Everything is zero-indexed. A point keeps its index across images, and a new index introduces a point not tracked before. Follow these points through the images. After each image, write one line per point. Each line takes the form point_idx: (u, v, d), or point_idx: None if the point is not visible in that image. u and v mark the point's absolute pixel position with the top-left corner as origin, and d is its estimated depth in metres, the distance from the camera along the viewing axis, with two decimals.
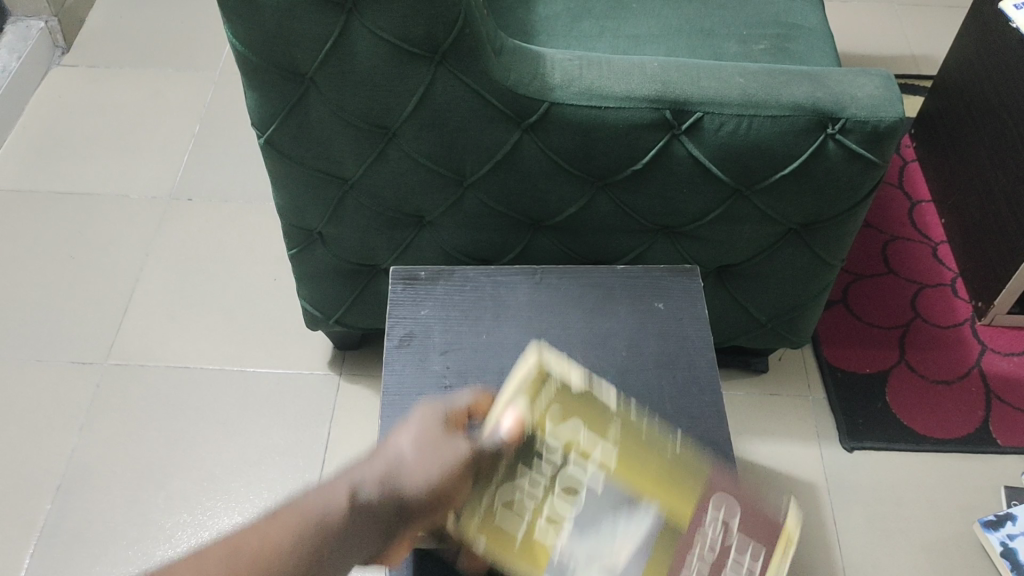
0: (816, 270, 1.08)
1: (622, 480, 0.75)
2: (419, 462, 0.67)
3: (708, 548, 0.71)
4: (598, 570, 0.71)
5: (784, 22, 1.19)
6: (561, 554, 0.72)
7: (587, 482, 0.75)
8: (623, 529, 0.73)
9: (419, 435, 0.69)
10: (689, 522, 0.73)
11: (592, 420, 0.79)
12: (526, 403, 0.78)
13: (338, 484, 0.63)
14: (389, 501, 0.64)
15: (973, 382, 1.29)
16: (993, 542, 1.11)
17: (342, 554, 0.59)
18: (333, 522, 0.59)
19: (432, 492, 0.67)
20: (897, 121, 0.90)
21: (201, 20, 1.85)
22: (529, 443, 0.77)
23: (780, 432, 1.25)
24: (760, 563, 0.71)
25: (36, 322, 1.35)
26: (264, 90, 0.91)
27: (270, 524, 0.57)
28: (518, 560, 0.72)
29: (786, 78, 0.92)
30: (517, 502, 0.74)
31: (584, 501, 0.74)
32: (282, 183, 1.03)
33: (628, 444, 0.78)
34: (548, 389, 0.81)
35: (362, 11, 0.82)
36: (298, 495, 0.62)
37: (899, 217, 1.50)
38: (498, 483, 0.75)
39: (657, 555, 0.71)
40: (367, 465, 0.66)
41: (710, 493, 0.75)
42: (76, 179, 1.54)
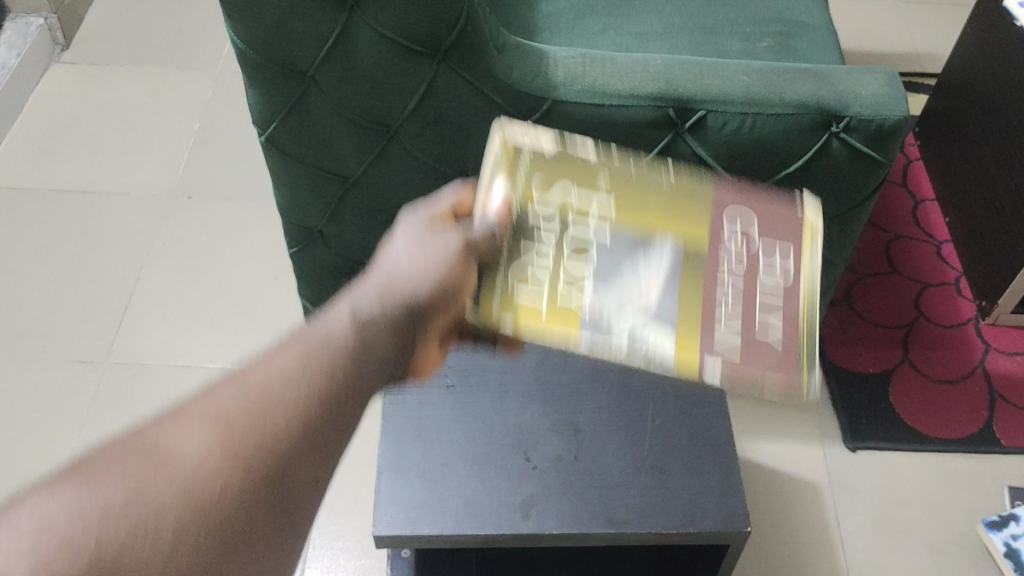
0: (820, 270, 1.07)
1: (625, 216, 0.65)
2: (416, 255, 0.62)
3: (736, 251, 0.66)
4: (638, 314, 0.62)
5: (789, 20, 1.18)
6: (594, 305, 0.62)
7: (591, 229, 0.64)
8: (645, 270, 0.63)
9: (408, 237, 0.64)
10: (712, 233, 0.66)
11: (575, 171, 0.67)
12: (506, 174, 0.66)
13: (337, 309, 0.56)
14: (407, 301, 0.59)
15: (977, 381, 1.28)
16: (997, 542, 1.11)
17: (375, 355, 0.54)
18: (349, 339, 0.53)
19: (446, 281, 0.61)
20: (903, 119, 0.89)
21: (201, 17, 1.84)
22: (522, 216, 0.65)
23: (783, 431, 1.24)
24: (792, 260, 0.67)
25: (37, 320, 1.34)
26: (265, 88, 0.91)
27: (269, 359, 0.49)
28: (554, 320, 0.62)
29: (791, 76, 0.91)
30: (525, 270, 0.63)
31: (599, 253, 0.64)
32: (284, 181, 1.02)
33: (622, 182, 0.67)
34: (521, 159, 0.67)
35: (363, 8, 0.81)
36: (291, 335, 0.53)
37: (902, 216, 1.49)
38: (507, 260, 0.64)
39: (689, 275, 0.64)
40: (363, 283, 0.60)
41: (718, 208, 0.68)
42: (76, 177, 1.54)
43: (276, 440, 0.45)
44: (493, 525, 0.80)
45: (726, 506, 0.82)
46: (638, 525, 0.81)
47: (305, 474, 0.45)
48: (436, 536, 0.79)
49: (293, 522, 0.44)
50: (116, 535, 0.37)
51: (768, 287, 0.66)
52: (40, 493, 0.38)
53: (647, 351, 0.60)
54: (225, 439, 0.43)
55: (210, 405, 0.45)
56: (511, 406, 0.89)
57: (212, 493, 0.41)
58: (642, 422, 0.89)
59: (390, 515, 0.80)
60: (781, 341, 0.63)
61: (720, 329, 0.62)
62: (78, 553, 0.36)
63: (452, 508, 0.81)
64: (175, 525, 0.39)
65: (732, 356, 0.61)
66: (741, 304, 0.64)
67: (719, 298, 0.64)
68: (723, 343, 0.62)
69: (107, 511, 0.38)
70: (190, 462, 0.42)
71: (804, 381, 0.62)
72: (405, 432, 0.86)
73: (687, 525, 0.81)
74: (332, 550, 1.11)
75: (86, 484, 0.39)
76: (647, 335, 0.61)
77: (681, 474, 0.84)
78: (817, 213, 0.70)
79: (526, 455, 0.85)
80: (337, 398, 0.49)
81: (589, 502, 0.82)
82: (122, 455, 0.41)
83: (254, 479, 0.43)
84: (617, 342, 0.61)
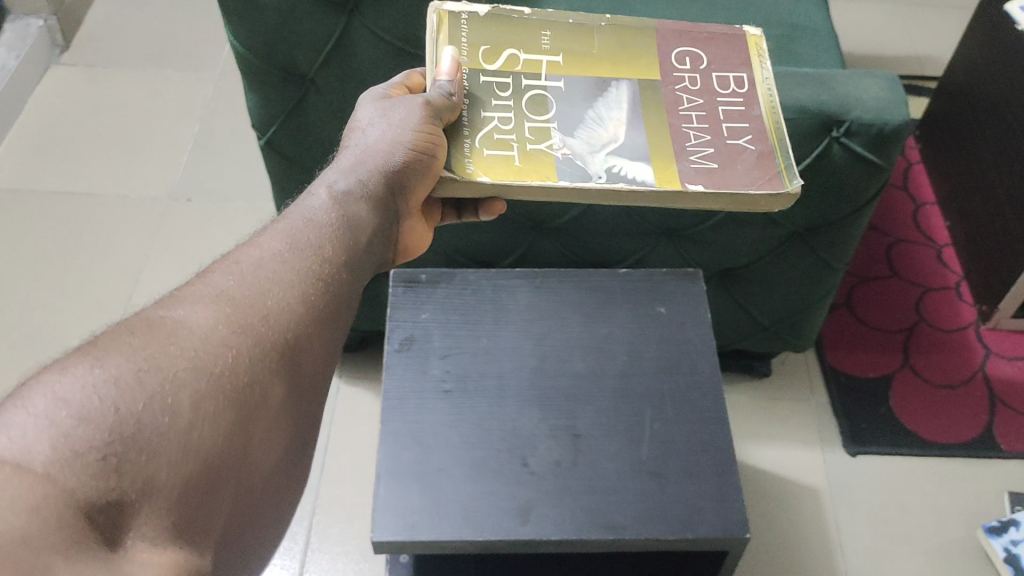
0: (820, 274, 1.07)
1: (571, 68, 0.75)
2: (384, 133, 0.70)
3: (691, 86, 0.75)
4: (609, 156, 0.69)
5: (789, 23, 1.18)
6: (564, 149, 0.69)
7: (543, 82, 0.74)
8: (609, 118, 0.72)
9: (373, 119, 0.71)
10: (658, 75, 0.75)
11: (517, 34, 0.76)
12: (453, 44, 0.74)
13: (317, 191, 0.65)
14: (382, 179, 0.68)
15: (977, 386, 1.28)
16: (997, 547, 1.10)
17: (361, 227, 0.64)
18: (333, 215, 0.62)
19: (418, 149, 0.67)
20: (903, 124, 0.88)
21: (201, 18, 1.84)
22: (475, 82, 0.72)
23: (782, 436, 1.24)
24: (745, 88, 0.75)
25: (35, 322, 1.34)
26: (264, 92, 0.90)
27: (258, 243, 0.58)
28: (531, 159, 0.68)
29: (791, 80, 0.91)
30: (489, 127, 0.70)
31: (555, 101, 0.73)
32: (283, 186, 1.02)
33: (561, 41, 0.76)
34: (463, 33, 0.75)
35: (364, 11, 0.81)
36: (279, 218, 0.62)
37: (903, 219, 1.49)
38: (470, 121, 0.71)
39: (649, 117, 0.72)
40: (337, 164, 0.69)
41: (662, 48, 0.77)
42: (76, 179, 1.53)
43: (277, 311, 0.53)
44: (491, 530, 0.80)
45: (724, 512, 0.82)
46: (636, 530, 0.81)
47: (308, 343, 0.54)
48: (434, 541, 0.80)
49: (301, 394, 0.52)
50: (136, 406, 0.43)
51: (728, 107, 0.74)
52: (53, 373, 0.43)
53: (625, 177, 0.67)
54: (227, 314, 0.51)
55: (209, 289, 0.53)
56: (509, 411, 0.88)
57: (224, 364, 0.48)
58: (640, 428, 0.88)
59: (388, 521, 0.80)
60: (753, 145, 0.71)
61: (691, 152, 0.70)
62: (102, 424, 0.42)
63: (449, 513, 0.81)
64: (192, 393, 0.46)
65: (710, 167, 0.69)
66: (707, 125, 0.72)
67: (683, 130, 0.72)
68: (696, 161, 0.69)
69: (124, 384, 0.44)
70: (198, 336, 0.49)
71: (783, 174, 0.69)
72: (403, 437, 0.85)
73: (685, 530, 0.81)
74: (331, 554, 1.10)
75: (100, 360, 0.45)
76: (622, 167, 0.68)
77: (680, 479, 0.84)
78: (758, 35, 0.80)
79: (525, 460, 0.85)
80: (329, 269, 0.58)
81: (587, 508, 0.82)
82: (133, 334, 0.48)
83: (260, 349, 0.51)
84: (594, 175, 0.67)
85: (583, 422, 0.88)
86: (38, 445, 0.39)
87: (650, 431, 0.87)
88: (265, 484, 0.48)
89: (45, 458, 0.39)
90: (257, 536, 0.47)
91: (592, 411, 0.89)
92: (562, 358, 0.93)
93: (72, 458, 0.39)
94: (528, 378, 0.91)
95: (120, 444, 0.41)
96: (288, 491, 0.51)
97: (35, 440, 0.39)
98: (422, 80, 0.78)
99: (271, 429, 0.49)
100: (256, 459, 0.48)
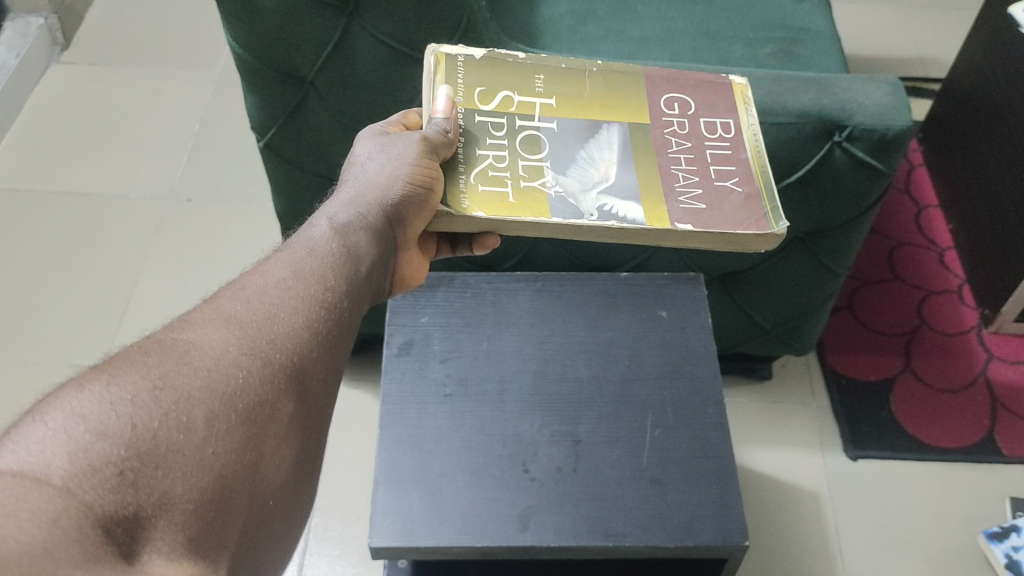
0: (822, 278, 1.06)
1: (564, 111, 0.75)
2: (383, 167, 0.70)
3: (680, 129, 0.75)
4: (600, 198, 0.68)
5: (792, 26, 1.17)
6: (557, 188, 0.69)
7: (536, 123, 0.73)
8: (602, 158, 0.71)
9: (374, 152, 0.72)
10: (650, 119, 0.75)
11: (512, 76, 0.75)
12: (450, 83, 0.73)
13: (318, 221, 0.64)
14: (382, 210, 0.67)
15: (979, 391, 1.27)
16: (998, 553, 1.10)
17: (362, 256, 0.63)
18: (334, 244, 0.62)
19: (415, 182, 0.67)
20: (906, 129, 0.88)
21: (202, 18, 1.83)
22: (470, 122, 0.72)
23: (783, 440, 1.24)
24: (732, 127, 0.76)
25: (33, 324, 1.33)
26: (264, 94, 0.91)
27: (262, 269, 0.58)
28: (523, 196, 0.67)
29: (793, 84, 0.91)
30: (484, 165, 0.70)
31: (548, 141, 0.72)
32: (281, 185, 1.03)
33: (555, 84, 0.76)
34: (455, 74, 0.74)
35: (363, 14, 0.80)
36: (281, 247, 0.61)
37: (905, 222, 1.48)
38: (465, 158, 0.70)
39: (641, 157, 0.72)
40: (337, 198, 0.69)
41: (653, 93, 0.77)
42: (75, 178, 1.53)
43: (284, 335, 0.53)
44: (491, 537, 0.80)
45: (724, 520, 0.82)
46: (636, 538, 0.81)
47: (312, 363, 0.54)
48: (435, 548, 0.79)
49: (307, 410, 0.52)
50: (152, 423, 0.43)
51: (715, 151, 0.74)
52: (69, 390, 0.43)
53: (616, 215, 0.67)
54: (236, 336, 0.51)
55: (217, 312, 0.53)
56: (510, 416, 0.88)
57: (235, 384, 0.48)
58: (641, 433, 0.87)
59: (387, 527, 0.80)
60: (740, 186, 0.71)
61: (680, 192, 0.70)
62: (119, 440, 0.41)
63: (449, 519, 0.81)
64: (206, 411, 0.46)
65: (699, 208, 0.69)
66: (694, 167, 0.72)
67: (672, 171, 0.72)
68: (684, 203, 0.69)
69: (139, 402, 0.44)
70: (209, 355, 0.49)
71: (769, 216, 0.69)
72: (403, 442, 0.85)
73: (684, 538, 0.81)
74: (329, 556, 1.10)
75: (114, 379, 0.44)
76: (613, 205, 0.68)
77: (680, 486, 0.84)
78: (744, 84, 0.80)
79: (525, 465, 0.85)
80: (332, 297, 0.58)
81: (588, 515, 0.82)
82: (146, 353, 0.47)
83: (269, 369, 0.50)
84: (586, 214, 0.67)
85: (585, 428, 0.88)
86: (55, 459, 0.39)
87: (651, 437, 0.87)
88: (276, 499, 0.48)
89: (64, 472, 0.38)
90: (267, 549, 0.47)
91: (594, 416, 0.89)
92: (565, 363, 0.92)
93: (89, 472, 0.39)
94: (529, 383, 0.91)
95: (136, 459, 0.41)
96: (296, 507, 0.50)
97: (53, 454, 0.39)
98: (419, 118, 0.78)
99: (281, 444, 0.49)
100: (267, 474, 0.47)
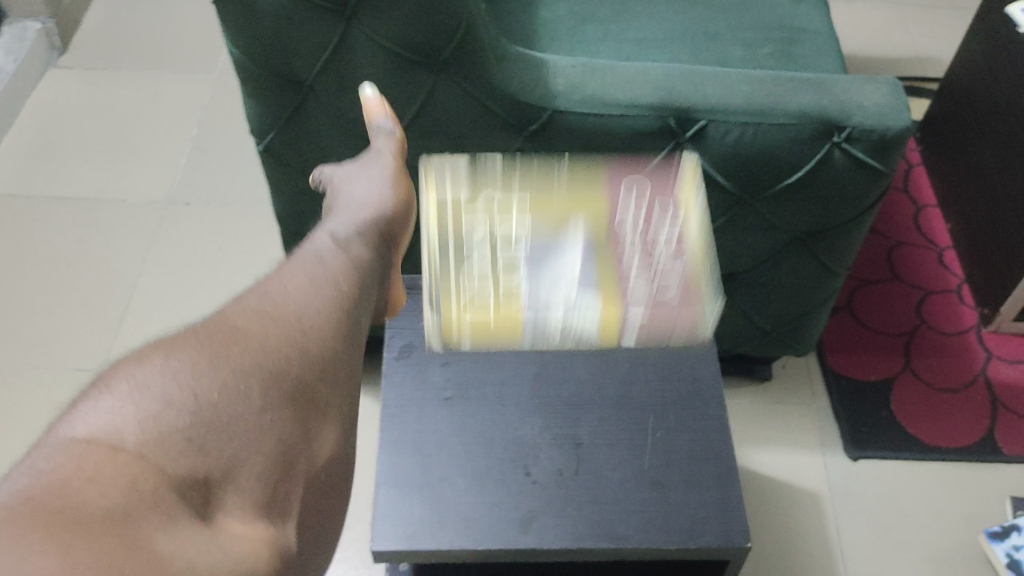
0: (821, 278, 1.06)
1: (536, 206, 0.85)
2: (370, 189, 0.73)
3: (636, 216, 0.85)
4: (566, 292, 0.81)
5: (790, 26, 1.18)
6: (528, 292, 0.81)
7: (509, 225, 0.84)
8: (569, 250, 0.83)
9: (350, 180, 0.76)
10: (608, 207, 0.86)
11: (486, 179, 0.87)
12: (434, 189, 0.85)
13: (318, 237, 0.64)
14: (376, 226, 0.68)
15: (979, 390, 1.28)
16: (999, 553, 1.10)
17: (369, 267, 0.62)
18: (341, 257, 0.61)
19: (398, 198, 0.73)
20: (904, 130, 0.88)
21: (199, 22, 1.83)
22: (452, 224, 0.84)
23: (783, 440, 1.24)
24: (676, 210, 0.87)
25: (34, 327, 1.33)
26: (263, 98, 0.91)
27: (281, 276, 0.57)
28: (501, 317, 0.81)
29: (791, 85, 0.91)
30: (464, 275, 0.81)
31: (519, 241, 0.83)
32: (280, 189, 1.03)
33: (526, 184, 0.87)
34: (439, 178, 0.85)
35: (363, 18, 0.80)
36: (284, 262, 0.60)
37: (903, 222, 1.48)
38: (448, 269, 0.82)
39: (601, 249, 0.84)
40: (333, 219, 0.68)
41: (612, 182, 0.88)
42: (74, 183, 1.53)
43: (315, 325, 0.52)
44: (493, 540, 0.80)
45: (726, 522, 0.82)
46: (638, 541, 0.80)
47: (343, 356, 0.53)
48: (436, 551, 0.79)
49: (347, 393, 0.53)
50: (214, 392, 0.45)
51: (667, 235, 0.85)
52: (129, 367, 0.45)
53: (576, 309, 0.81)
54: (275, 323, 0.51)
55: (248, 306, 0.53)
56: (511, 418, 0.88)
57: (282, 363, 0.49)
58: (642, 435, 0.87)
59: (389, 531, 0.80)
60: (681, 268, 0.83)
61: (633, 285, 0.81)
62: (184, 408, 0.44)
63: (451, 523, 0.80)
64: (259, 382, 0.47)
65: (650, 301, 0.81)
66: (648, 254, 0.83)
67: (629, 262, 0.83)
68: (633, 296, 0.81)
69: (199, 371, 0.46)
70: (254, 337, 0.50)
71: (702, 299, 0.82)
72: (405, 445, 0.85)
73: (686, 540, 0.80)
74: (330, 560, 1.10)
75: (171, 356, 0.46)
76: (575, 303, 0.81)
77: (682, 489, 0.83)
78: (695, 161, 0.91)
79: (526, 470, 0.84)
80: (347, 305, 0.56)
81: (591, 518, 0.82)
82: (201, 332, 0.49)
83: (310, 352, 0.51)
84: (552, 308, 0.81)
85: (585, 430, 0.88)
86: (127, 425, 0.42)
87: (652, 439, 0.87)
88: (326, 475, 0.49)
89: (136, 439, 0.41)
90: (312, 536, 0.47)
91: (595, 418, 0.89)
92: (565, 364, 0.92)
93: (159, 438, 0.42)
94: (530, 385, 0.91)
95: (202, 426, 0.43)
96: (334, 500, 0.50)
97: (124, 421, 0.42)
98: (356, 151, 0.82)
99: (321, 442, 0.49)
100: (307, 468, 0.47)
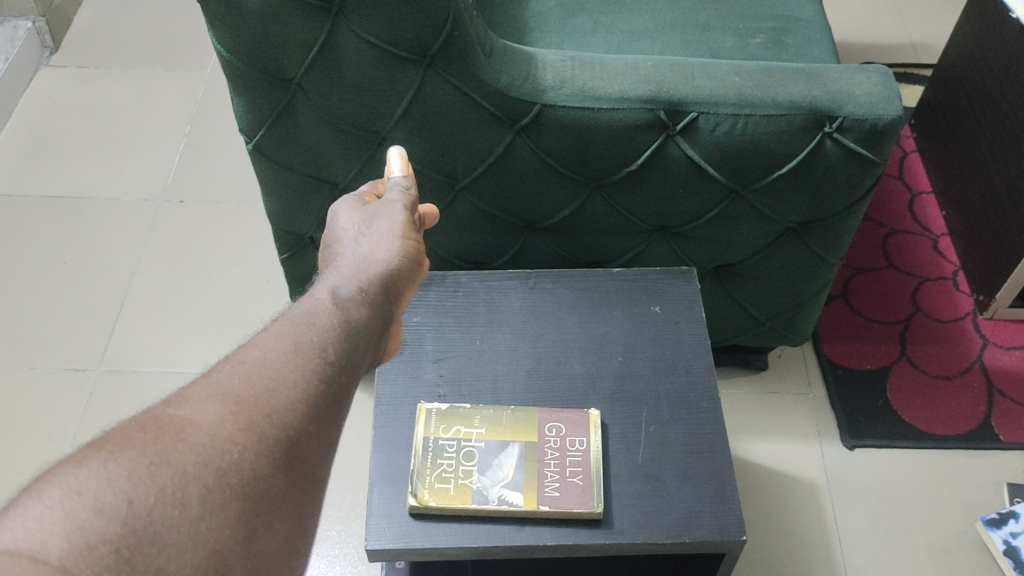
0: (815, 269, 1.06)
1: (478, 412, 0.86)
2: (377, 243, 0.71)
3: (563, 429, 0.85)
4: (501, 488, 0.81)
5: (782, 16, 1.17)
6: (476, 482, 0.81)
7: (457, 413, 0.86)
8: (505, 462, 0.83)
9: (352, 232, 0.73)
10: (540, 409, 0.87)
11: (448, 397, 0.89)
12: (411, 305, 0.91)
13: (317, 293, 0.64)
14: (381, 285, 0.67)
15: (975, 376, 1.28)
16: (996, 540, 1.10)
17: (362, 331, 0.61)
18: (335, 315, 0.60)
19: (406, 254, 0.71)
20: (895, 119, 0.88)
21: (190, 18, 1.82)
22: (429, 416, 0.86)
23: (779, 430, 1.24)
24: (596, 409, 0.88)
25: (26, 331, 1.33)
26: (252, 97, 0.90)
27: (261, 341, 0.56)
28: (440, 499, 0.80)
29: (781, 76, 0.91)
30: (429, 449, 0.83)
31: (462, 436, 0.84)
32: (272, 188, 1.03)
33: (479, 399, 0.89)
34: None
35: (349, 15, 0.80)
36: (282, 315, 0.60)
37: (898, 209, 1.48)
38: (426, 428, 0.85)
39: (528, 453, 0.83)
40: (336, 272, 0.68)
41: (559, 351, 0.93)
42: (67, 183, 1.52)
43: (281, 409, 0.51)
44: (487, 538, 0.79)
45: (721, 515, 0.82)
46: (633, 535, 0.80)
47: (309, 437, 0.52)
48: (432, 549, 0.79)
49: (306, 480, 0.50)
50: (148, 499, 0.43)
51: (590, 448, 0.84)
52: (66, 468, 0.43)
53: (510, 495, 0.80)
54: (232, 413, 0.50)
55: (214, 386, 0.51)
56: None
57: (231, 460, 0.47)
58: (636, 429, 0.87)
59: (384, 529, 0.80)
60: (585, 480, 0.82)
61: (554, 486, 0.81)
62: (115, 517, 0.42)
63: (445, 522, 0.80)
64: (199, 487, 0.45)
65: (562, 495, 0.81)
66: (578, 466, 0.82)
67: (548, 465, 0.83)
68: (551, 490, 0.81)
69: (136, 478, 0.44)
70: (205, 433, 0.48)
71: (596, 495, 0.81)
72: (398, 442, 0.85)
73: (681, 534, 0.81)
74: (330, 556, 1.10)
75: (111, 456, 0.44)
76: (509, 491, 0.81)
77: (677, 483, 0.84)
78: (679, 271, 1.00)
79: None
80: (332, 370, 0.56)
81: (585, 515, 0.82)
82: (143, 429, 0.47)
83: (264, 447, 0.49)
84: (492, 499, 0.80)
85: None
86: (52, 537, 0.40)
87: (647, 434, 0.87)
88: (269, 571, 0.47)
89: (60, 550, 0.39)
90: None
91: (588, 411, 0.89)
92: (558, 359, 0.92)
93: (85, 552, 0.40)
94: (524, 380, 0.91)
95: (131, 536, 0.41)
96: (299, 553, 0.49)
97: (50, 531, 0.40)
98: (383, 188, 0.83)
99: (277, 519, 0.48)
100: (263, 549, 0.46)
